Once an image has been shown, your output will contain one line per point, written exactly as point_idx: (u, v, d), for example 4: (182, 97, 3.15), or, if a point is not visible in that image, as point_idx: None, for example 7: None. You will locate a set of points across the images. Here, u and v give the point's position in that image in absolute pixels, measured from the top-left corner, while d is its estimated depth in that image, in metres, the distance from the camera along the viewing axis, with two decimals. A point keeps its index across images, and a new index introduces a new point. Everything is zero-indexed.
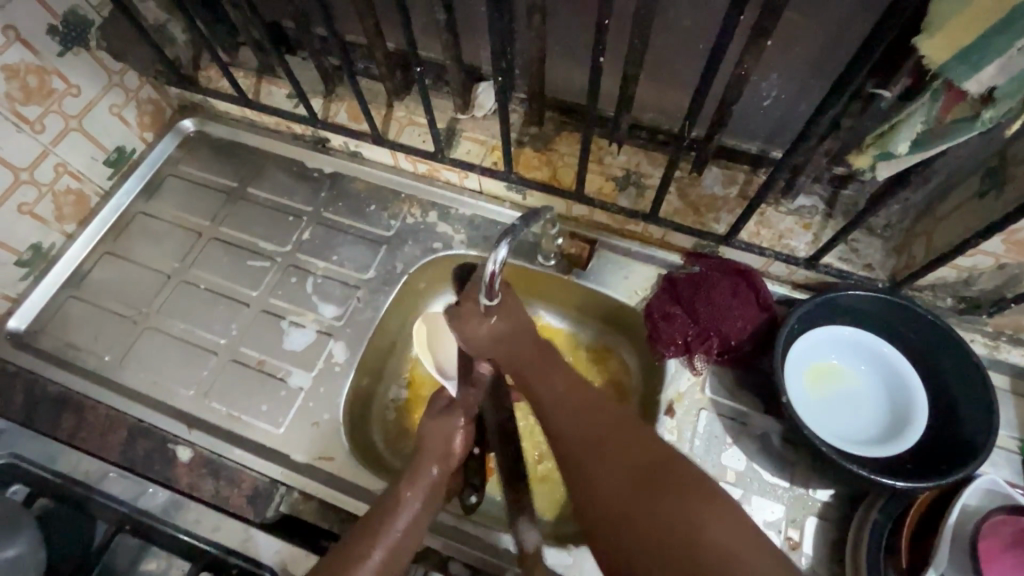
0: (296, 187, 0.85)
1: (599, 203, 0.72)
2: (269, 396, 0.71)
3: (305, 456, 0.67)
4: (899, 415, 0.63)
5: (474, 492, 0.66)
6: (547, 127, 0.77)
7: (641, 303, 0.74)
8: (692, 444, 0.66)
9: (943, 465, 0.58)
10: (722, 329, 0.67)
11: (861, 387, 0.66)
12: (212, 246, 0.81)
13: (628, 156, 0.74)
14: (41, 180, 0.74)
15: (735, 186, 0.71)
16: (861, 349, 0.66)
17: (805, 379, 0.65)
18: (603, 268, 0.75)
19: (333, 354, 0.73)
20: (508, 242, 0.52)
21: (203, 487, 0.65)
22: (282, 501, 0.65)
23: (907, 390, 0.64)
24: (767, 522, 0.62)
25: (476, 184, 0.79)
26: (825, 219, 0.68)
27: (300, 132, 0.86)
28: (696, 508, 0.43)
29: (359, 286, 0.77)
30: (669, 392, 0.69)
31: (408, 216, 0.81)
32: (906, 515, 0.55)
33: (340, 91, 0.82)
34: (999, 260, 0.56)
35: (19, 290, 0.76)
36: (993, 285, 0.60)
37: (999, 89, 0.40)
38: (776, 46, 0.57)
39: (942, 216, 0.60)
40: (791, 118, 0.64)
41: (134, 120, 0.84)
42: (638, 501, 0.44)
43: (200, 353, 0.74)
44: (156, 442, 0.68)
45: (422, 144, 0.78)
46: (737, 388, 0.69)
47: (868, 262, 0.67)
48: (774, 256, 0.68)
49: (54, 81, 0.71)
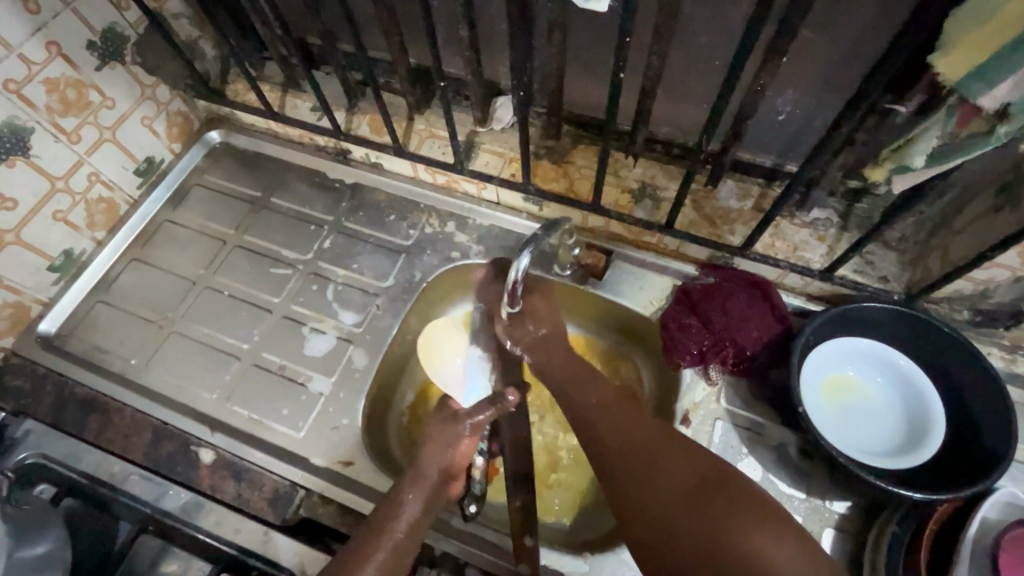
0: (318, 197, 0.87)
1: (615, 214, 0.73)
2: (290, 400, 0.72)
3: (324, 460, 0.68)
4: (917, 428, 0.63)
5: (474, 501, 0.65)
6: (564, 140, 0.78)
7: (656, 313, 0.74)
8: None
9: (962, 478, 0.58)
10: (738, 339, 0.68)
11: (877, 399, 0.66)
12: (235, 254, 0.83)
13: (644, 168, 0.76)
14: (75, 188, 0.77)
15: (750, 199, 0.72)
16: (877, 362, 0.67)
17: (821, 391, 0.65)
18: (618, 278, 0.77)
19: (352, 360, 0.74)
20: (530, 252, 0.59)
21: (225, 488, 0.67)
22: (302, 504, 0.66)
23: (924, 403, 0.64)
24: None
25: (493, 195, 0.81)
26: (840, 231, 0.68)
27: (323, 144, 0.88)
28: (733, 525, 0.45)
29: (379, 294, 0.79)
30: (684, 402, 0.70)
31: (427, 226, 0.83)
32: (925, 527, 0.55)
33: (362, 104, 0.84)
34: (1016, 273, 0.57)
35: (50, 295, 0.79)
36: (1010, 298, 0.60)
37: (1013, 105, 0.41)
38: (792, 62, 0.58)
39: (958, 230, 0.60)
40: (806, 132, 0.65)
41: (164, 132, 0.87)
42: (688, 516, 0.47)
43: (223, 357, 0.75)
44: (179, 444, 0.69)
45: (442, 157, 0.80)
46: (752, 399, 0.69)
47: (884, 274, 0.67)
48: (789, 267, 0.68)
49: (91, 94, 0.74)
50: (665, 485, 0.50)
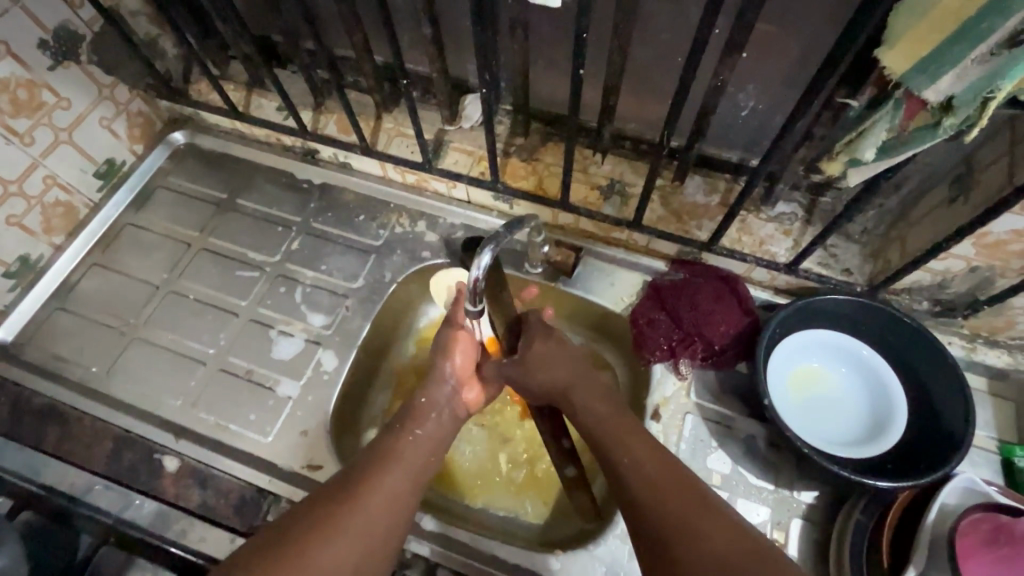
0: (286, 198, 0.86)
1: (585, 211, 0.74)
2: (257, 405, 0.71)
3: (292, 465, 0.67)
4: (881, 417, 0.64)
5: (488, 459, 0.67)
6: (533, 138, 0.78)
7: (627, 309, 0.75)
8: (678, 448, 0.67)
9: (922, 465, 0.59)
10: (706, 333, 0.68)
11: (843, 389, 0.67)
12: (201, 257, 0.82)
13: (612, 165, 0.76)
14: (30, 192, 0.74)
15: (717, 194, 0.73)
16: (842, 352, 0.67)
17: (788, 383, 0.66)
18: (589, 275, 0.77)
19: (321, 363, 0.73)
20: (492, 249, 0.58)
21: (190, 496, 0.65)
22: (269, 510, 0.64)
23: (888, 392, 0.65)
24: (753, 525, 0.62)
25: (463, 194, 0.81)
26: (804, 225, 0.69)
27: (290, 144, 0.87)
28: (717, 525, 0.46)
29: (348, 295, 0.78)
30: (654, 397, 0.70)
31: (397, 226, 0.82)
32: (888, 514, 0.56)
33: (329, 103, 0.83)
34: (970, 263, 0.58)
35: (6, 302, 0.76)
36: (966, 288, 0.61)
37: (957, 97, 0.42)
38: (751, 59, 0.59)
39: (915, 222, 0.61)
40: (768, 128, 0.66)
41: (124, 133, 0.85)
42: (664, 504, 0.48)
43: (189, 362, 0.74)
44: (143, 453, 0.67)
45: (410, 156, 0.79)
46: (721, 392, 0.69)
47: (847, 267, 0.68)
48: (755, 261, 0.69)
49: (44, 94, 0.72)
50: (653, 481, 0.50)
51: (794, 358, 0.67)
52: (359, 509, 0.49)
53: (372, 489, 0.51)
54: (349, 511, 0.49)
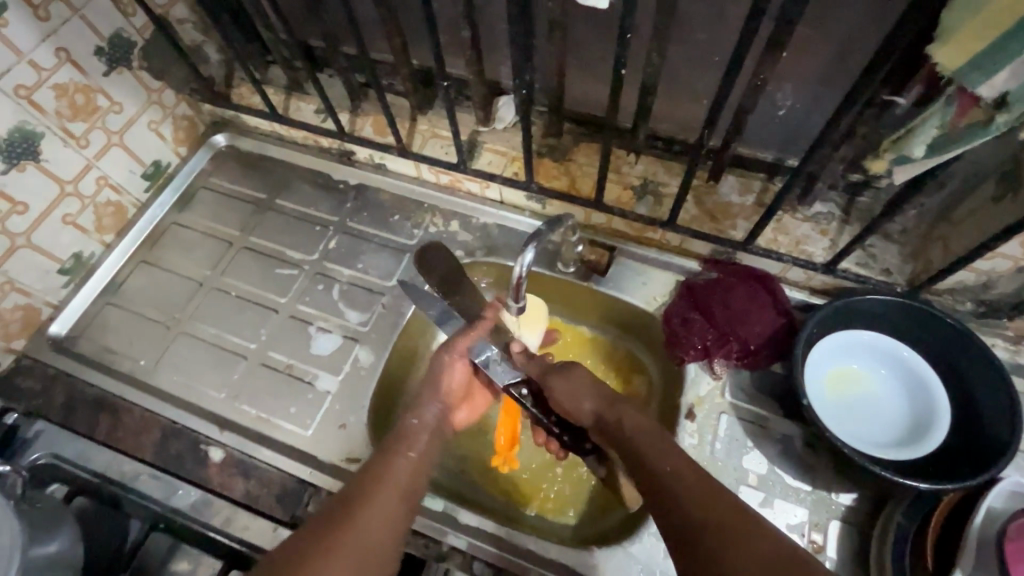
0: (323, 198, 0.88)
1: (618, 210, 0.74)
2: (298, 398, 0.72)
3: (332, 457, 0.68)
4: (921, 418, 0.63)
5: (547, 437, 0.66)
6: (566, 139, 0.79)
7: (660, 308, 0.75)
8: (712, 447, 0.67)
9: (967, 468, 0.58)
10: (740, 333, 0.68)
11: (882, 390, 0.66)
12: (242, 255, 0.84)
13: (645, 165, 0.76)
14: (84, 192, 0.78)
15: (751, 193, 0.73)
16: (880, 353, 0.67)
17: (825, 383, 0.66)
18: (621, 275, 0.77)
19: (359, 358, 0.75)
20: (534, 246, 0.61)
21: (234, 486, 0.67)
22: (310, 501, 0.66)
23: (928, 394, 0.64)
24: (790, 525, 0.62)
25: (497, 194, 0.82)
26: (842, 224, 0.69)
27: (327, 146, 0.89)
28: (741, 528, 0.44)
29: (384, 292, 0.79)
30: (688, 396, 0.70)
31: (430, 226, 0.84)
32: (932, 516, 0.55)
33: (365, 106, 0.85)
34: (1017, 263, 0.57)
35: (60, 297, 0.79)
36: (1012, 288, 0.60)
37: (1012, 94, 0.41)
38: (790, 59, 0.59)
39: (959, 221, 0.60)
40: (806, 127, 0.65)
41: (170, 136, 0.88)
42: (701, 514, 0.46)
43: (232, 357, 0.76)
44: (189, 443, 0.70)
45: (445, 156, 0.81)
46: (757, 392, 0.69)
47: (885, 267, 0.67)
48: (793, 261, 0.69)
49: (99, 99, 0.75)
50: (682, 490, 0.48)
51: (832, 369, 0.66)
52: (346, 532, 0.48)
53: (357, 517, 0.50)
54: (340, 530, 0.49)
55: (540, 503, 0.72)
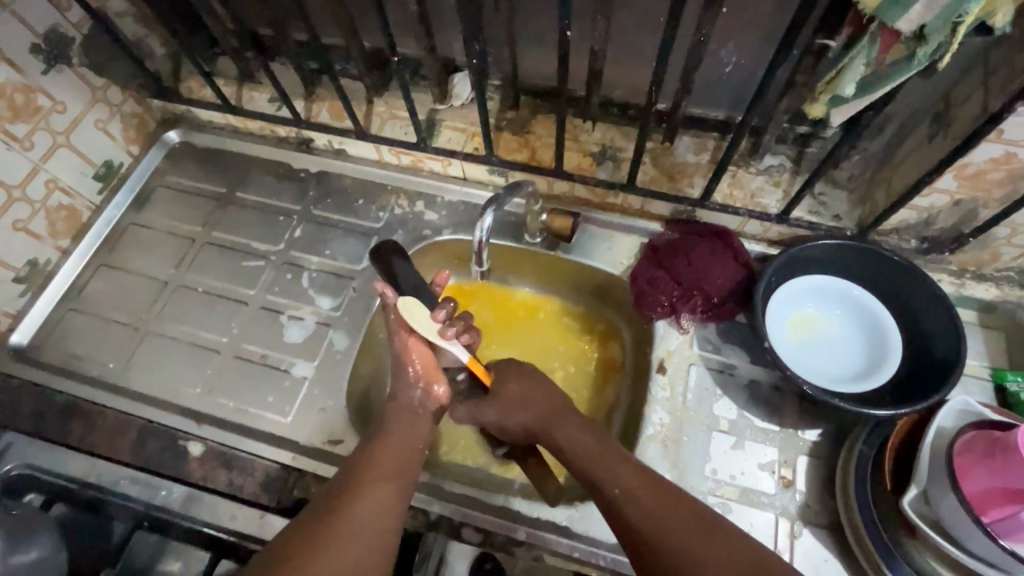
0: (284, 188, 0.87)
1: (578, 177, 0.76)
2: (274, 387, 0.72)
3: (314, 441, 0.68)
4: (877, 354, 0.67)
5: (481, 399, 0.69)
6: (523, 111, 0.80)
7: (627, 271, 0.77)
8: (684, 397, 0.69)
9: (919, 394, 0.61)
10: (704, 287, 0.71)
11: (840, 332, 0.69)
12: (206, 250, 0.83)
13: (603, 132, 0.78)
14: (33, 197, 0.76)
15: (706, 152, 0.75)
16: (836, 295, 0.70)
17: (787, 329, 0.69)
18: (586, 242, 0.79)
19: (333, 343, 0.75)
20: (492, 210, 0.65)
21: (217, 478, 0.66)
22: (295, 486, 0.65)
23: (882, 331, 0.68)
24: (762, 464, 0.65)
25: (459, 171, 0.83)
26: (792, 175, 0.72)
27: (284, 135, 0.88)
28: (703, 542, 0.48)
29: (354, 276, 0.79)
30: (659, 351, 0.72)
31: (396, 207, 0.84)
32: (889, 439, 0.58)
33: (320, 91, 0.85)
34: (954, 197, 0.60)
35: (19, 306, 0.77)
36: (952, 223, 0.63)
37: (928, 26, 0.43)
38: (730, 15, 0.61)
39: (900, 163, 0.63)
40: (751, 82, 0.68)
41: (120, 134, 0.86)
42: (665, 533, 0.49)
43: (204, 352, 0.75)
44: (167, 441, 0.68)
45: (405, 137, 0.81)
46: (723, 342, 0.72)
47: (836, 213, 0.70)
48: (748, 214, 0.71)
49: (40, 99, 0.73)
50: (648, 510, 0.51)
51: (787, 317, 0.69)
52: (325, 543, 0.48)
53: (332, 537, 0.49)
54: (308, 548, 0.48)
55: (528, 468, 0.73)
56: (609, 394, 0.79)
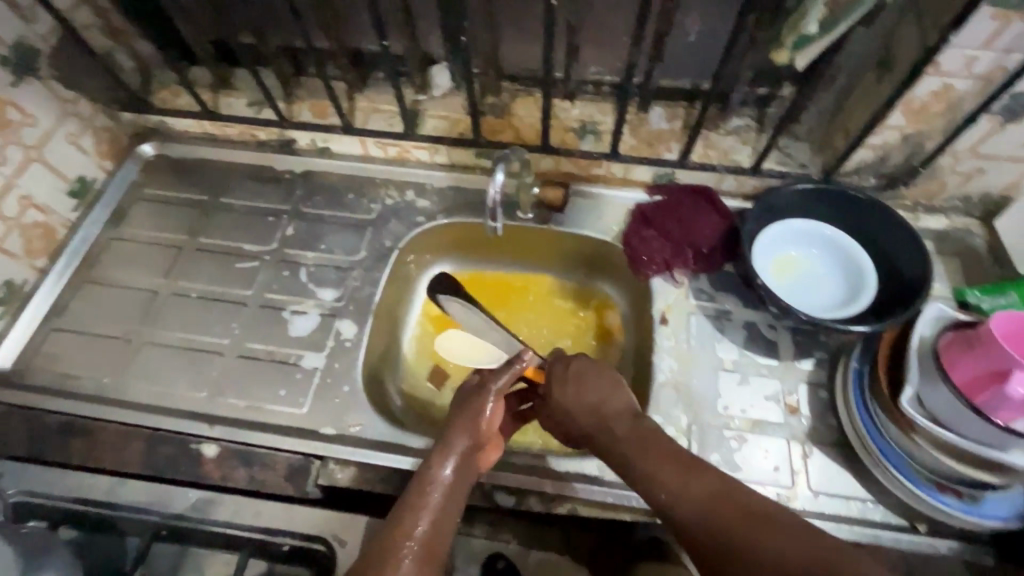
0: (270, 191, 0.87)
1: (564, 151, 0.80)
2: (285, 381, 0.71)
3: (333, 428, 0.68)
4: (855, 283, 0.73)
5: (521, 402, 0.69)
6: (503, 96, 0.83)
7: (619, 236, 0.81)
8: (688, 343, 0.73)
9: (898, 311, 0.67)
10: (693, 240, 0.76)
11: (820, 268, 0.75)
12: (195, 257, 0.81)
13: (581, 108, 0.82)
14: (7, 214, 0.72)
15: (679, 119, 0.80)
16: (811, 236, 0.75)
17: (772, 270, 0.74)
18: (577, 212, 0.82)
19: (341, 332, 0.74)
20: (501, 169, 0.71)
21: (236, 476, 0.65)
22: (319, 474, 0.64)
23: (856, 261, 0.74)
24: (767, 396, 0.69)
25: (446, 157, 0.85)
26: (758, 132, 0.78)
27: (265, 138, 0.88)
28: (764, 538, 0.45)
29: (353, 267, 0.79)
30: (659, 305, 0.76)
31: (386, 198, 0.85)
32: (880, 352, 0.64)
33: (300, 92, 0.86)
34: (903, 132, 0.67)
35: None
36: (903, 157, 0.71)
37: None
38: None
39: (852, 109, 0.70)
40: (713, 48, 0.74)
41: (92, 149, 0.83)
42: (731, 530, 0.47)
43: (204, 355, 0.73)
44: (178, 446, 0.66)
45: (389, 129, 0.83)
46: (716, 290, 0.76)
47: (801, 163, 0.77)
48: (725, 170, 0.77)
49: (10, 112, 0.71)
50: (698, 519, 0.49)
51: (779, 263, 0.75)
52: None
53: None
54: None
55: (547, 437, 0.77)
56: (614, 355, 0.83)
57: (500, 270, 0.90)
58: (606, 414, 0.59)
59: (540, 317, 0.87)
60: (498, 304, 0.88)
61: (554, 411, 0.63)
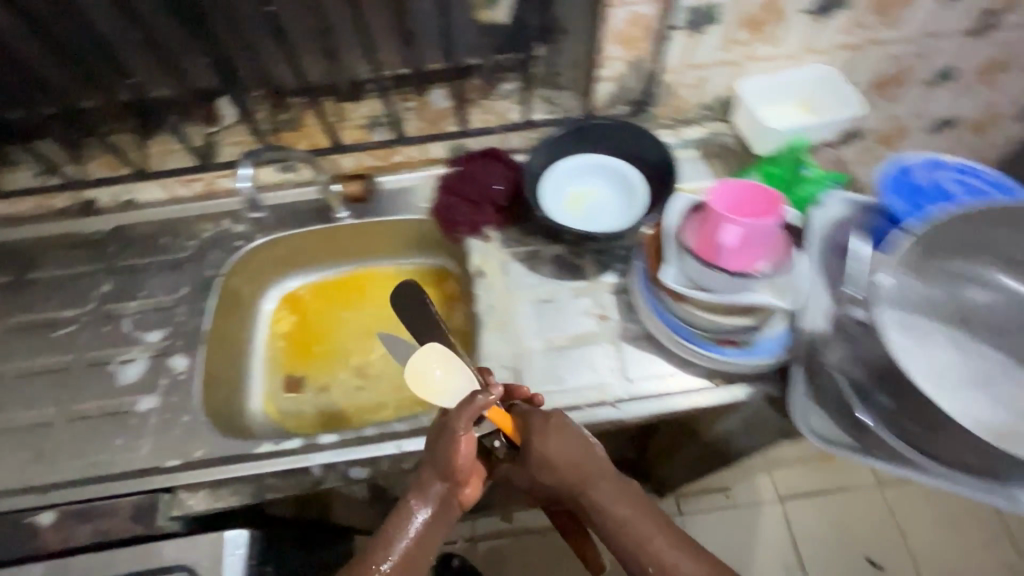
0: (76, 254, 0.85)
1: (358, 145, 0.86)
2: (118, 428, 0.70)
3: (176, 457, 0.68)
4: (634, 189, 0.82)
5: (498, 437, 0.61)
6: (292, 110, 0.83)
7: (428, 209, 0.87)
8: (502, 282, 0.79)
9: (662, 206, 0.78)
10: (487, 193, 0.83)
11: (603, 192, 0.83)
12: (4, 336, 0.78)
13: (368, 105, 0.84)
14: None
15: (455, 97, 0.84)
16: (593, 165, 0.84)
17: (564, 205, 0.81)
18: (384, 198, 0.88)
19: (173, 364, 0.75)
20: (247, 165, 0.76)
21: (77, 534, 0.62)
22: (166, 506, 0.64)
23: (627, 173, 0.83)
24: (579, 310, 0.76)
25: (247, 178, 0.87)
26: (526, 89, 0.84)
27: (63, 204, 0.87)
28: None
29: (175, 304, 0.80)
30: (475, 258, 0.82)
31: (202, 231, 0.86)
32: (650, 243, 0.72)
33: (82, 150, 0.83)
34: (625, 59, 0.78)
35: None
36: (639, 81, 0.81)
37: None
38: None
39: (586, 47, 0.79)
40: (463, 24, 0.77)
41: None
42: None
43: (28, 427, 0.71)
44: (8, 525, 0.63)
45: (185, 165, 0.85)
46: (524, 233, 0.83)
47: (566, 107, 0.86)
48: (503, 129, 0.86)
49: None
50: None
51: (591, 190, 0.83)
52: None
53: None
54: None
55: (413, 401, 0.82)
56: (456, 318, 0.89)
57: (337, 272, 0.93)
58: (592, 464, 0.58)
59: (382, 305, 0.91)
60: (340, 303, 0.91)
61: (532, 457, 0.58)
